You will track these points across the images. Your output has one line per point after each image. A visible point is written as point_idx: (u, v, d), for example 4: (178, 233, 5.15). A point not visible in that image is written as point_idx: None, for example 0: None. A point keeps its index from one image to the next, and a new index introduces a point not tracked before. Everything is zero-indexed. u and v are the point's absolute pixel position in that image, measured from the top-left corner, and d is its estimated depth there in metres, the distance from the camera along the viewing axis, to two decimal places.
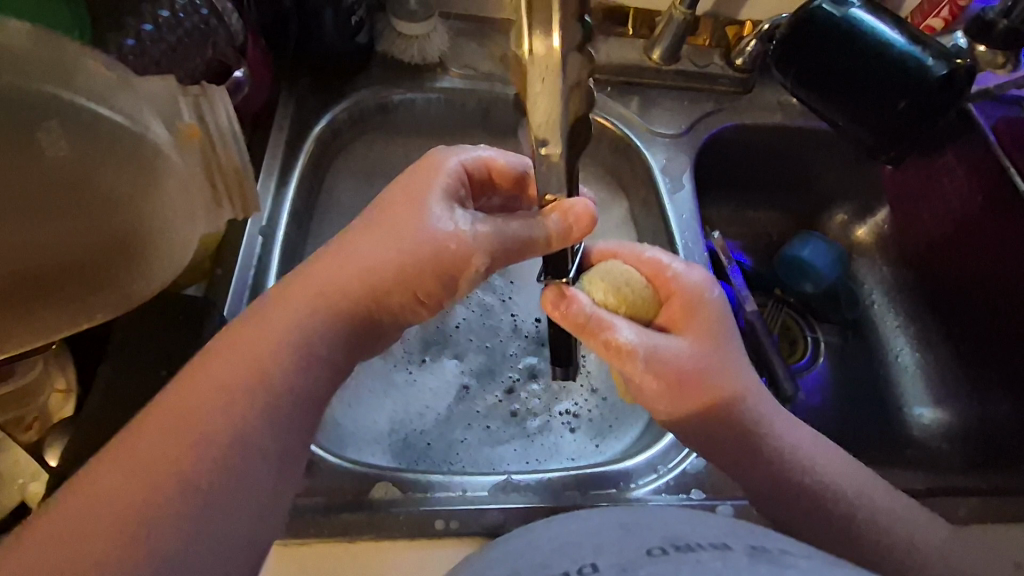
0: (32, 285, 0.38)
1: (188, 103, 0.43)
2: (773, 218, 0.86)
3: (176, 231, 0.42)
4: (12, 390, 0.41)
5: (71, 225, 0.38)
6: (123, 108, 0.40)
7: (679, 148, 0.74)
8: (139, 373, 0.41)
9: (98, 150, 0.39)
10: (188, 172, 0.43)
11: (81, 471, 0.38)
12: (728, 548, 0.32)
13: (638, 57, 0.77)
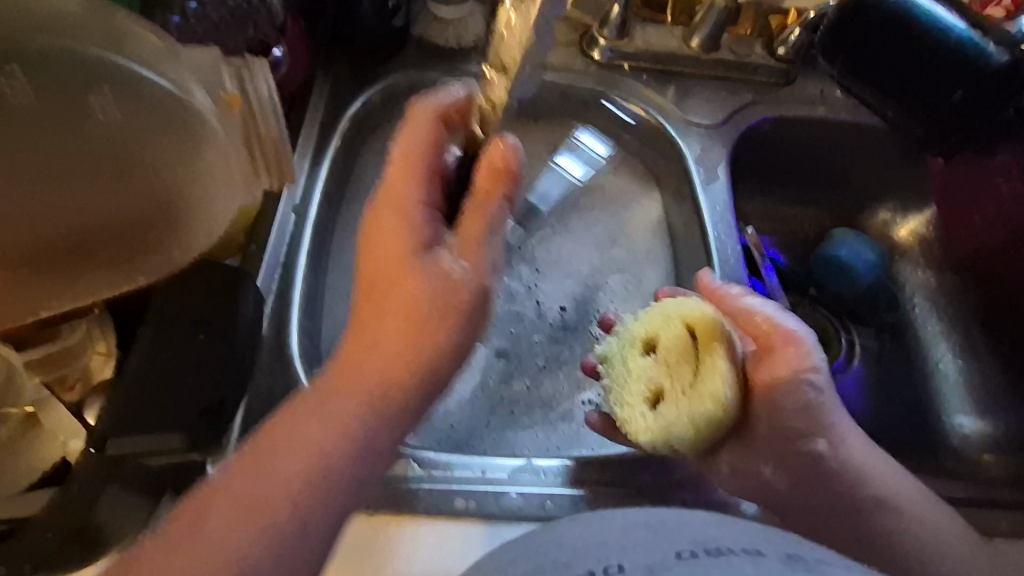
0: (77, 247, 0.40)
1: (230, 73, 0.45)
2: (810, 215, 0.84)
3: (216, 197, 0.44)
4: (53, 351, 0.43)
5: (114, 189, 0.40)
6: (167, 74, 0.42)
7: (714, 138, 0.72)
8: (171, 340, 0.41)
9: (143, 115, 0.41)
10: (227, 138, 0.44)
11: (115, 429, 0.38)
12: (761, 555, 0.32)
13: (676, 45, 0.75)
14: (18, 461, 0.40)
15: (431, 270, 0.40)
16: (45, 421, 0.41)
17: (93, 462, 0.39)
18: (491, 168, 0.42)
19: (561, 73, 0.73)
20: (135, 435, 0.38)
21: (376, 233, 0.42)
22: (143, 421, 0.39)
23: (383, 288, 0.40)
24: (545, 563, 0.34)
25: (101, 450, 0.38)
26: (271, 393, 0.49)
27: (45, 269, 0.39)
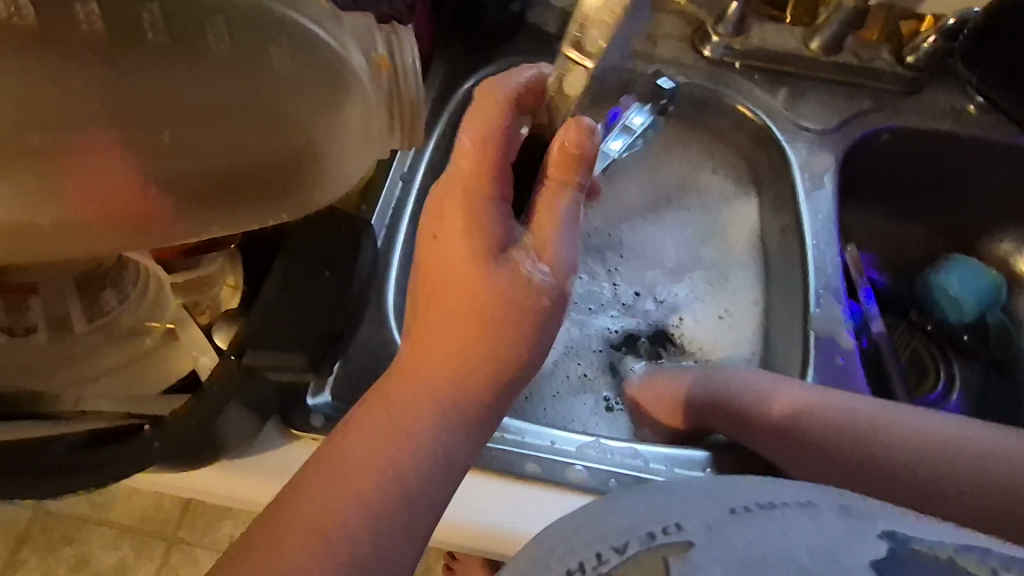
0: (229, 186, 0.42)
1: (382, 38, 0.41)
2: (919, 235, 0.79)
3: (351, 161, 0.43)
4: (195, 276, 0.49)
5: (263, 134, 0.40)
6: (334, 33, 0.39)
7: (824, 145, 0.70)
8: (301, 275, 0.45)
9: (311, 65, 0.39)
10: (371, 103, 0.41)
11: (254, 340, 0.43)
12: (816, 507, 0.38)
13: (795, 45, 0.72)
14: (157, 367, 0.48)
15: (509, 271, 0.39)
16: (182, 338, 0.48)
17: (225, 372, 0.43)
18: (562, 152, 0.40)
19: (670, 68, 0.73)
20: (268, 348, 0.43)
21: (433, 223, 0.41)
22: (273, 339, 0.43)
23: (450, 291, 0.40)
24: (607, 529, 0.38)
25: (239, 358, 0.43)
26: (368, 341, 0.54)
27: (199, 202, 0.42)
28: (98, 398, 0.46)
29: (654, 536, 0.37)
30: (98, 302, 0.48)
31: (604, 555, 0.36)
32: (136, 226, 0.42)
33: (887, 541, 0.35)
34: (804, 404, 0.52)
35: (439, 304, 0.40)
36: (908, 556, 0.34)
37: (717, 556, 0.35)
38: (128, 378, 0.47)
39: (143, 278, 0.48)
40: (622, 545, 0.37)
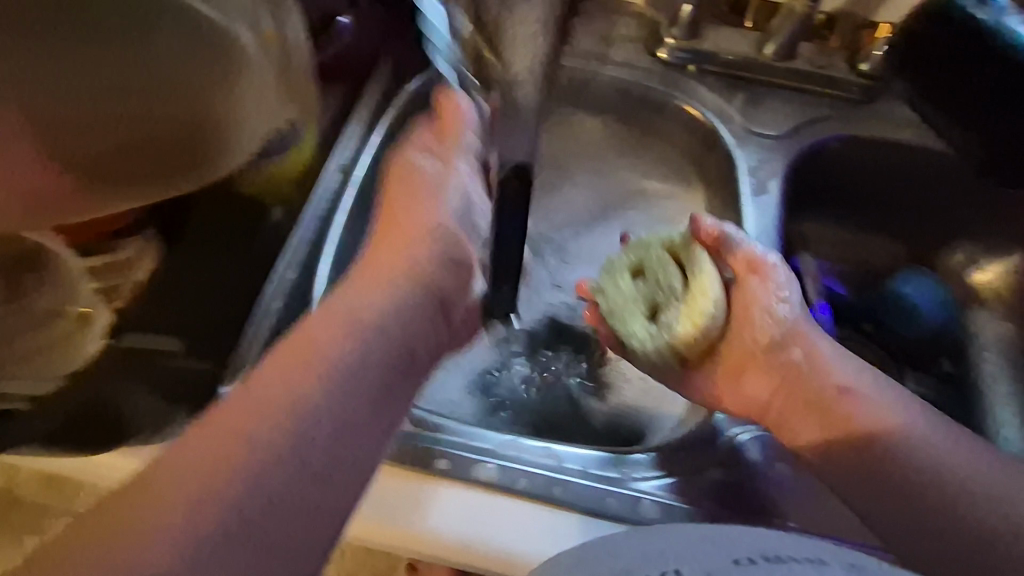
0: (119, 165, 0.42)
1: (269, 10, 0.42)
2: (876, 246, 0.78)
3: (256, 127, 0.46)
4: (110, 261, 0.49)
5: (153, 104, 0.40)
6: (218, 9, 0.39)
7: (775, 150, 0.69)
8: (204, 279, 0.52)
9: (194, 45, 0.39)
10: (263, 74, 0.43)
11: (143, 325, 0.49)
12: (825, 563, 0.33)
13: (749, 51, 0.72)
14: (65, 352, 0.47)
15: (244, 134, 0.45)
16: (98, 321, 0.48)
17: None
18: None
19: (625, 70, 0.73)
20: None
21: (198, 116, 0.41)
22: (168, 325, 0.50)
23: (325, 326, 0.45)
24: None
25: (119, 340, 0.48)
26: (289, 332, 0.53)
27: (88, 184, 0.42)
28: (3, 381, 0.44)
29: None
30: (20, 286, 0.47)
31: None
32: (36, 209, 0.42)
33: None
34: (831, 360, 0.52)
35: (314, 338, 0.44)
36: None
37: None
38: (38, 362, 0.46)
39: (56, 262, 0.47)
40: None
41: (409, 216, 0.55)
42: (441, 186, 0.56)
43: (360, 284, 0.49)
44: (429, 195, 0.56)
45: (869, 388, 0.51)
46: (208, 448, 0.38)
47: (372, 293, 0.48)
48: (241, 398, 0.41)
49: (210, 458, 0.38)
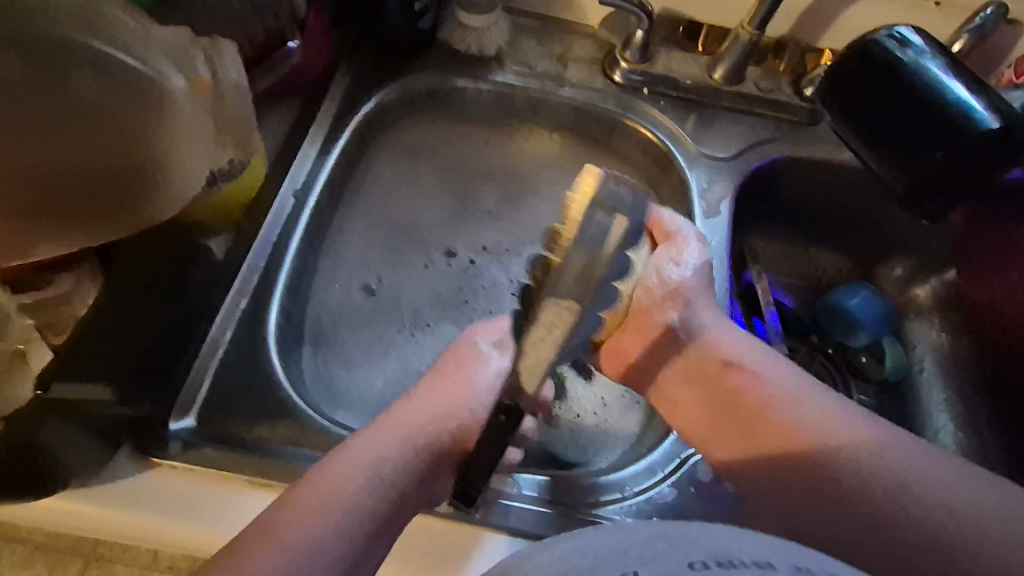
0: (55, 205, 0.43)
1: (199, 58, 0.45)
2: (821, 260, 0.81)
3: (188, 162, 0.46)
4: (47, 297, 0.46)
5: (87, 138, 0.42)
6: (145, 59, 0.43)
7: (724, 171, 0.71)
8: (122, 329, 0.43)
9: (115, 86, 0.42)
10: (193, 116, 0.45)
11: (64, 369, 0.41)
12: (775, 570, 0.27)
13: (700, 74, 0.74)
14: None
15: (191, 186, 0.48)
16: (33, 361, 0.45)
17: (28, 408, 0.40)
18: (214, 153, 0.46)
19: (579, 90, 0.74)
20: (80, 380, 0.41)
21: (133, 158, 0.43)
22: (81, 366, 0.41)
23: (428, 413, 0.48)
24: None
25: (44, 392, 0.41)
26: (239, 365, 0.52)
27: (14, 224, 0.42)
28: None
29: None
30: None
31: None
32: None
33: None
34: (735, 356, 0.53)
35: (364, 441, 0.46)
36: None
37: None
38: None
39: None
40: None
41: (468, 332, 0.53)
42: (466, 357, 0.50)
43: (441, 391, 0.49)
44: (452, 386, 0.49)
45: (765, 368, 0.52)
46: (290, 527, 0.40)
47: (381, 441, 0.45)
48: (349, 451, 0.45)
49: (266, 541, 0.40)
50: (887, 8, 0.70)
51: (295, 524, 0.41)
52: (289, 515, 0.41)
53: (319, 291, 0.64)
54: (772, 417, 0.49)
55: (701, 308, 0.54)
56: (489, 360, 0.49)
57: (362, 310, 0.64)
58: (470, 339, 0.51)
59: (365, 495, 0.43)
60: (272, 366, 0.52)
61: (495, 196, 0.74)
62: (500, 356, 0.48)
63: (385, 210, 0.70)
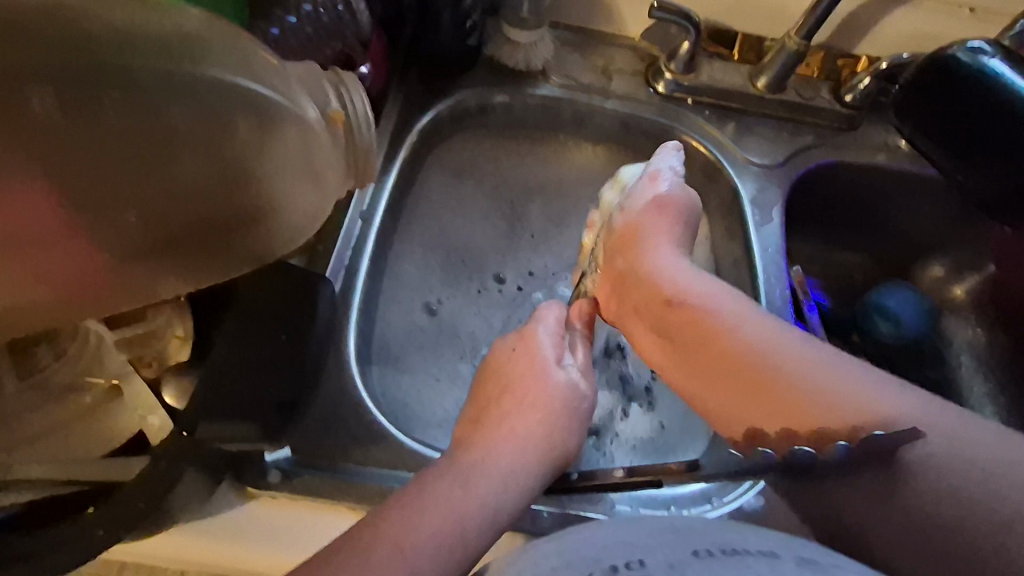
0: (166, 245, 0.38)
1: (331, 88, 0.39)
2: (860, 262, 0.81)
3: (302, 197, 0.39)
4: (139, 332, 0.46)
5: (204, 172, 0.37)
6: (276, 87, 0.36)
7: (771, 179, 0.72)
8: (241, 358, 0.42)
9: (236, 114, 0.36)
10: (314, 152, 0.38)
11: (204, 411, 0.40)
12: (777, 556, 0.39)
13: (742, 82, 0.75)
14: (93, 430, 0.44)
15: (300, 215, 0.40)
16: (127, 395, 0.45)
17: (175, 442, 0.39)
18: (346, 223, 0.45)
19: (624, 101, 0.74)
20: (220, 417, 0.41)
21: (249, 205, 0.38)
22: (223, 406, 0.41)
23: (502, 430, 0.47)
24: (573, 558, 0.39)
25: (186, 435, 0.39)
26: (326, 391, 0.52)
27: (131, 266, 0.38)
28: (25, 465, 0.42)
29: (616, 567, 0.38)
30: (31, 359, 0.44)
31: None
32: (78, 302, 0.38)
33: None
34: (695, 292, 0.52)
35: (460, 469, 0.44)
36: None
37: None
38: (57, 442, 0.43)
39: (81, 334, 0.45)
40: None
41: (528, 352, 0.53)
42: (552, 374, 0.51)
43: (512, 411, 0.49)
44: (545, 411, 0.49)
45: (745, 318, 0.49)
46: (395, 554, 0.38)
47: (503, 476, 0.44)
48: (433, 481, 0.43)
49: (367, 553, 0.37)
50: (924, 15, 0.71)
51: (384, 544, 0.38)
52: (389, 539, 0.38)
53: (384, 315, 0.63)
54: (725, 344, 0.48)
55: (658, 249, 0.56)
56: (576, 378, 0.52)
57: (425, 335, 0.65)
58: (546, 352, 0.53)
59: (472, 528, 0.41)
60: (357, 391, 0.52)
61: (543, 216, 0.73)
62: (587, 382, 0.53)
63: (439, 231, 0.70)
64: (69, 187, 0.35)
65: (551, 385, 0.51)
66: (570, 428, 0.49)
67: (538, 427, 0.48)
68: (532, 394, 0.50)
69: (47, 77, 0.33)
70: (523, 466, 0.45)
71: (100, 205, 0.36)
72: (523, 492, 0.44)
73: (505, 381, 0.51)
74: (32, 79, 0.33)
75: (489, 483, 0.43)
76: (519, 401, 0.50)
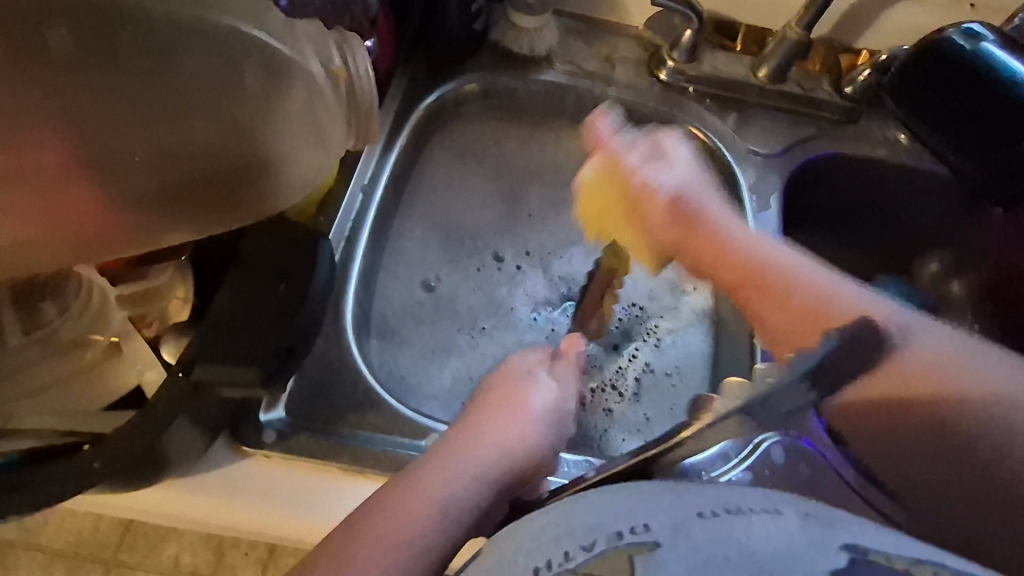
0: (171, 194, 0.39)
1: (335, 47, 0.40)
2: (858, 256, 0.81)
3: (303, 154, 0.40)
4: (143, 289, 0.47)
5: (211, 122, 0.38)
6: (288, 42, 0.38)
7: (771, 168, 0.72)
8: (239, 314, 0.42)
9: (245, 67, 0.37)
10: (317, 107, 0.39)
11: (201, 356, 0.41)
12: (780, 513, 0.35)
13: (743, 74, 0.75)
14: (95, 385, 0.45)
15: (298, 171, 0.41)
16: (127, 352, 0.46)
17: (172, 388, 0.40)
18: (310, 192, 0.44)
19: (627, 90, 0.74)
20: (216, 364, 0.41)
21: (252, 158, 0.39)
22: (217, 353, 0.41)
23: (477, 437, 0.47)
24: (574, 527, 0.36)
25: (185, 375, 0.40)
26: (322, 357, 0.53)
27: (133, 209, 0.39)
28: (28, 417, 0.43)
29: (622, 534, 0.34)
30: (35, 315, 0.44)
31: (571, 554, 0.35)
32: (88, 249, 0.40)
33: (847, 551, 0.33)
34: (755, 247, 0.53)
35: (426, 476, 0.43)
36: (866, 565, 0.32)
37: (683, 557, 0.32)
38: (59, 395, 0.44)
39: (84, 289, 0.45)
40: (588, 544, 0.35)
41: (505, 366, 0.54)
42: (528, 382, 0.52)
43: (489, 417, 0.49)
44: (515, 412, 0.50)
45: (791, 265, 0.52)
46: (393, 535, 0.40)
47: (464, 462, 0.45)
48: (405, 484, 0.43)
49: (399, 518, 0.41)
50: (924, 10, 0.72)
51: (380, 532, 0.40)
52: (384, 524, 0.41)
53: (383, 288, 0.65)
54: (779, 296, 0.50)
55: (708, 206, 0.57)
56: (553, 387, 0.53)
57: (424, 308, 0.65)
58: (524, 366, 0.54)
59: (440, 525, 0.41)
60: (354, 357, 0.53)
61: (545, 201, 0.74)
62: (559, 403, 0.53)
63: (440, 209, 0.71)
64: (88, 131, 0.36)
65: (530, 393, 0.51)
66: (534, 434, 0.49)
67: (507, 424, 0.48)
68: (513, 405, 0.50)
69: (61, 8, 0.34)
70: (481, 464, 0.45)
71: (110, 149, 0.37)
72: (486, 482, 0.44)
73: (481, 392, 0.52)
74: (47, 19, 0.34)
75: (449, 472, 0.44)
76: (493, 413, 0.49)
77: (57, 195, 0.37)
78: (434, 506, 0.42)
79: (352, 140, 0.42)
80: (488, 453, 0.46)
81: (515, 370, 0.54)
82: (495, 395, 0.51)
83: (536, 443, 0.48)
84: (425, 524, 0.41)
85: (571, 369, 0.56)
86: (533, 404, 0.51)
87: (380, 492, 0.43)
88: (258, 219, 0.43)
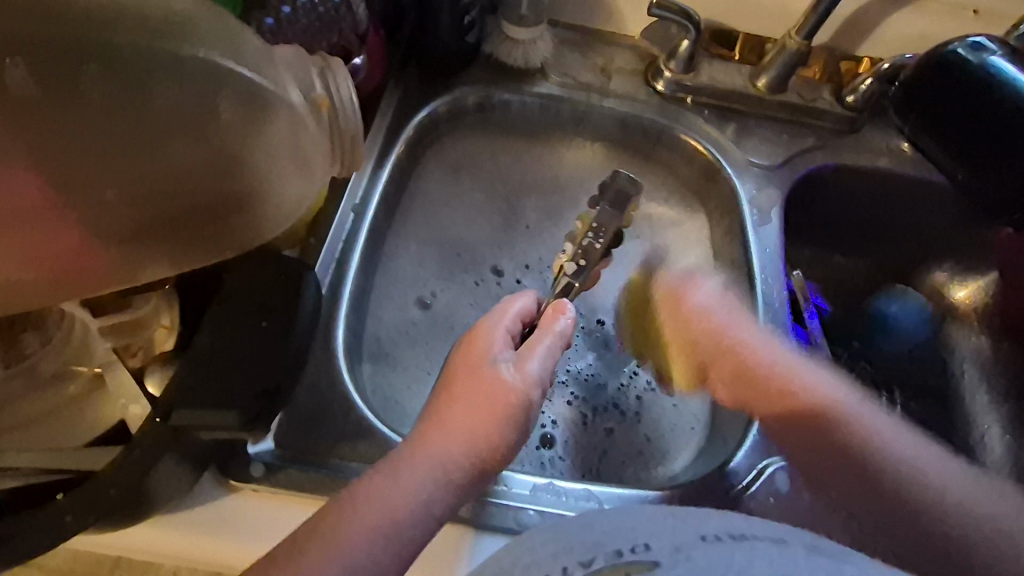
0: (150, 228, 0.38)
1: (316, 72, 0.39)
2: (862, 267, 0.80)
3: (287, 184, 0.39)
4: (126, 320, 0.45)
5: (188, 156, 0.36)
6: (267, 73, 0.37)
7: (771, 179, 0.71)
8: (225, 351, 0.41)
9: (222, 98, 0.36)
10: (299, 136, 0.38)
11: (183, 397, 0.39)
12: (785, 543, 0.35)
13: (742, 84, 0.74)
14: (79, 417, 0.44)
15: (284, 201, 0.40)
16: (109, 383, 0.45)
17: (155, 429, 0.40)
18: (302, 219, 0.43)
19: (624, 101, 0.73)
20: (200, 405, 0.39)
21: (235, 191, 0.38)
22: (199, 393, 0.39)
23: (441, 435, 0.43)
24: (573, 542, 0.36)
25: (165, 419, 0.39)
26: (313, 384, 0.52)
27: (112, 245, 0.38)
28: (7, 456, 0.42)
29: (621, 552, 0.35)
30: (19, 345, 0.43)
31: (569, 569, 0.35)
32: (64, 289, 0.38)
33: None
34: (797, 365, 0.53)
35: (386, 483, 0.40)
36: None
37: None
38: (41, 429, 0.43)
39: (67, 323, 0.44)
40: (587, 560, 0.35)
41: (476, 340, 0.48)
42: (498, 363, 0.46)
43: (456, 410, 0.44)
44: (483, 402, 0.44)
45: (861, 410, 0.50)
46: (350, 544, 0.38)
47: (423, 466, 0.41)
48: (366, 487, 0.41)
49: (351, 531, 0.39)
50: (926, 18, 0.70)
51: (346, 536, 0.39)
52: (342, 532, 0.39)
53: (376, 309, 0.63)
54: (827, 437, 0.49)
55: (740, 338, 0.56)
56: (524, 370, 0.46)
57: (418, 327, 0.64)
58: (492, 345, 0.47)
59: (401, 536, 0.39)
60: (345, 384, 0.52)
61: (541, 217, 0.73)
62: (535, 386, 0.46)
63: (435, 226, 0.70)
64: (59, 166, 0.35)
65: (500, 374, 0.45)
66: (503, 429, 0.44)
67: (478, 415, 0.44)
68: (480, 388, 0.45)
69: (24, 46, 0.33)
70: (444, 466, 0.42)
71: (86, 186, 0.36)
72: (445, 483, 0.41)
73: (454, 369, 0.47)
74: (14, 53, 0.33)
75: (421, 470, 0.41)
76: (457, 396, 0.45)
77: (29, 234, 0.36)
78: (405, 514, 0.40)
79: (338, 166, 0.41)
80: (453, 452, 0.42)
81: (486, 341, 0.47)
82: (461, 369, 0.46)
83: (505, 437, 0.44)
84: (379, 540, 0.39)
85: (548, 345, 0.48)
86: (503, 394, 0.44)
87: (342, 499, 0.40)
88: (241, 250, 0.41)
